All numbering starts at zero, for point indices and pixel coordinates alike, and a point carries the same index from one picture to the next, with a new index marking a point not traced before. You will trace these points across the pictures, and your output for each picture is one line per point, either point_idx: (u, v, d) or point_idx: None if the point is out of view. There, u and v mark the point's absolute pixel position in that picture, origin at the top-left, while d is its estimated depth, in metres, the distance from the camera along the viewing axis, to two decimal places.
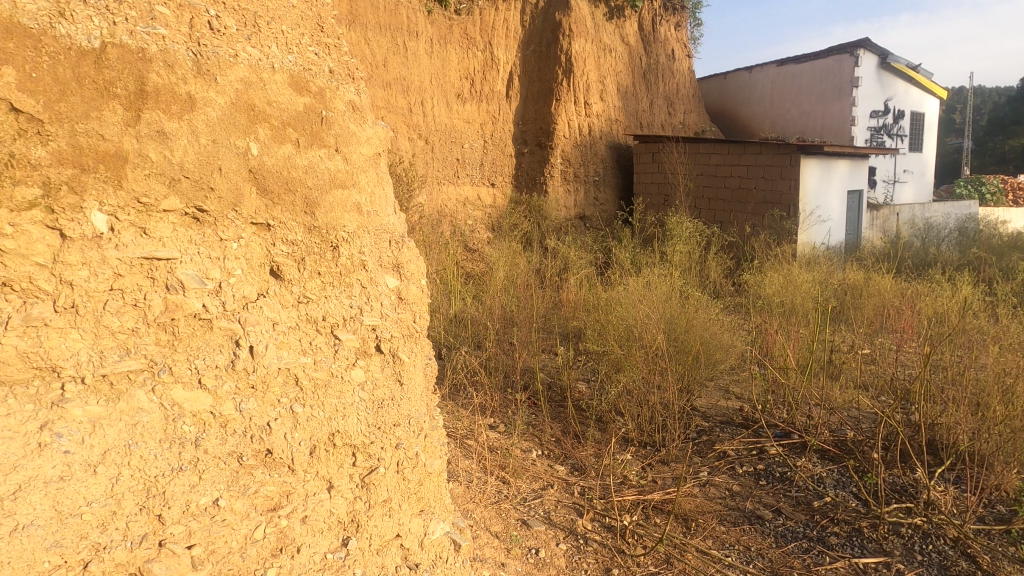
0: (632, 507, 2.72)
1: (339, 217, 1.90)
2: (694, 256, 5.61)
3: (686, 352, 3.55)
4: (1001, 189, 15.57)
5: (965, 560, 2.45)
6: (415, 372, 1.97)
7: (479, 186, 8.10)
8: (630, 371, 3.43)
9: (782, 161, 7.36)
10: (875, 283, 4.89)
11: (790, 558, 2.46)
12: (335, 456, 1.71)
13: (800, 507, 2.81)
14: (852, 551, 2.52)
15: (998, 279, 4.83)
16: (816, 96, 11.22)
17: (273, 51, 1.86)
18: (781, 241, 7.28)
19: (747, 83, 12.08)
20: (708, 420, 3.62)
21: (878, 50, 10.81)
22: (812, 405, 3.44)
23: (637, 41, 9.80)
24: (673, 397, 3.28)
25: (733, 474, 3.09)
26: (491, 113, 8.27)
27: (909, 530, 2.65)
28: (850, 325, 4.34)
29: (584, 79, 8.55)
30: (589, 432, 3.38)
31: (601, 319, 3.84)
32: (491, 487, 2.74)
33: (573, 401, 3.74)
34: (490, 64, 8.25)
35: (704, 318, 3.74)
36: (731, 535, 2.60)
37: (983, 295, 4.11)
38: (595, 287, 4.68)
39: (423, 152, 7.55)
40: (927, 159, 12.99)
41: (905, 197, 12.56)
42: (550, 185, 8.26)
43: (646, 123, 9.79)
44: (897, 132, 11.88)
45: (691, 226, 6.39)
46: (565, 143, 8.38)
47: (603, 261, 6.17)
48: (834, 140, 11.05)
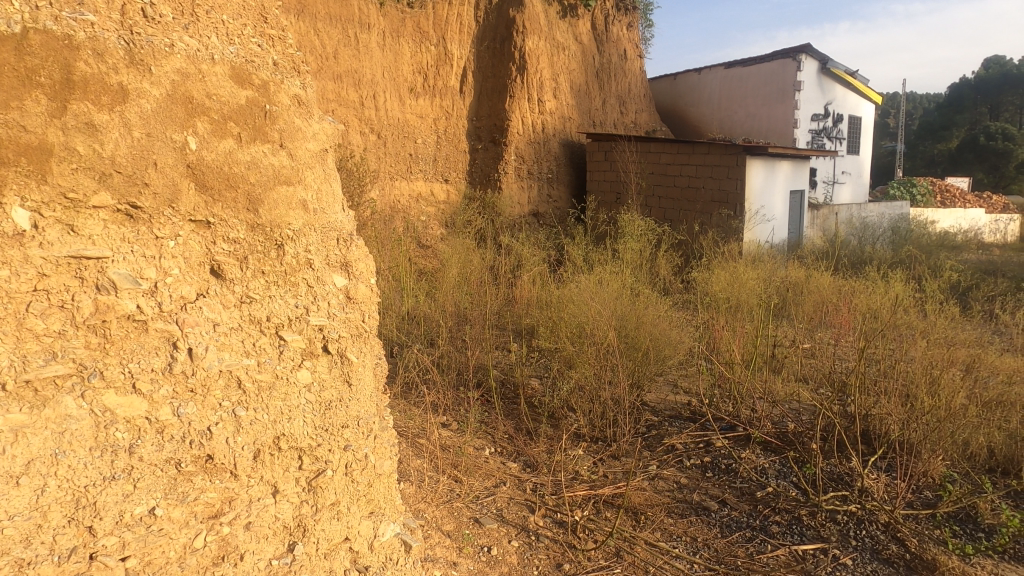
0: (583, 502, 2.76)
1: (284, 214, 1.85)
2: (645, 254, 5.72)
3: (636, 348, 3.61)
4: (930, 190, 16.47)
5: (895, 543, 2.59)
6: (365, 372, 1.94)
7: (432, 182, 8.03)
8: (581, 367, 3.46)
9: (729, 162, 7.58)
10: (815, 281, 5.08)
11: (735, 548, 2.54)
12: (281, 460, 1.67)
13: (744, 498, 2.91)
14: (792, 539, 2.62)
15: (927, 275, 5.11)
16: (761, 99, 11.58)
17: (213, 41, 1.79)
18: (728, 238, 7.49)
19: (696, 84, 12.38)
20: (657, 414, 3.70)
21: (820, 56, 11.23)
22: (756, 399, 3.56)
23: (589, 40, 9.91)
24: (624, 393, 3.34)
25: (681, 467, 3.18)
26: (444, 108, 8.19)
27: (844, 517, 2.77)
28: (792, 320, 4.51)
29: (538, 76, 8.58)
30: (541, 429, 3.41)
31: (554, 317, 3.87)
32: (443, 485, 2.73)
33: (525, 397, 3.77)
34: (443, 58, 8.18)
35: (653, 316, 3.82)
36: (679, 527, 2.67)
37: (914, 292, 4.32)
38: (547, 284, 4.71)
39: (375, 147, 7.44)
40: (863, 161, 13.60)
41: (844, 197, 13.11)
42: (504, 182, 8.26)
43: (599, 122, 9.90)
44: (836, 135, 12.38)
45: (642, 223, 6.51)
46: (519, 139, 8.39)
47: (556, 258, 6.22)
48: (778, 142, 11.44)
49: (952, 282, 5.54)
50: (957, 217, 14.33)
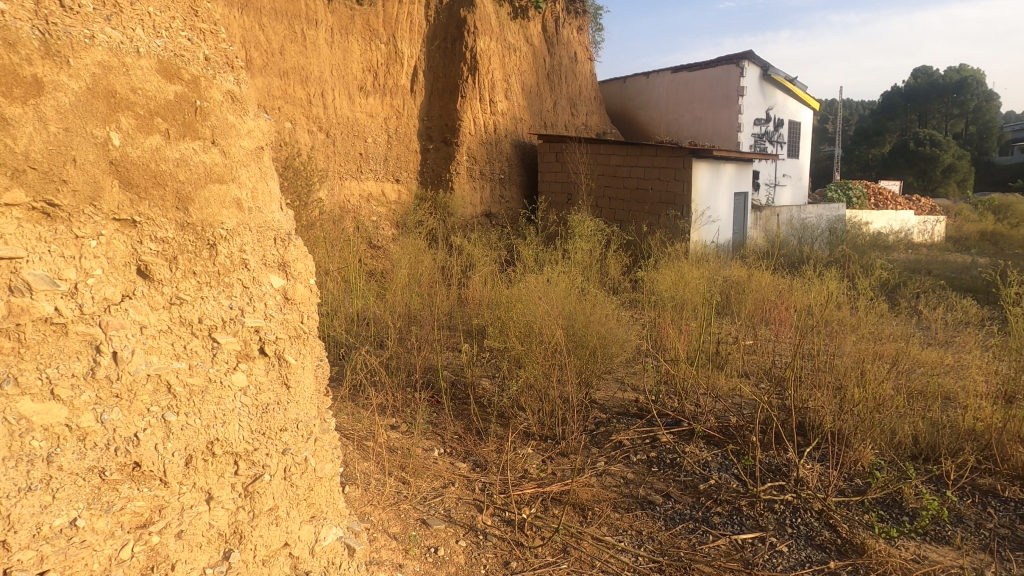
0: (531, 500, 2.79)
1: (216, 213, 1.80)
2: (595, 254, 5.79)
3: (584, 347, 3.65)
4: (865, 193, 17.28)
5: (827, 529, 2.70)
6: (304, 374, 1.91)
7: (383, 182, 7.92)
8: (530, 366, 3.48)
9: (675, 164, 7.77)
10: (756, 280, 5.26)
11: (678, 539, 2.60)
12: (215, 466, 1.62)
13: (687, 491, 2.99)
14: (732, 528, 2.71)
15: (860, 275, 5.36)
16: (707, 103, 11.91)
17: (137, 34, 1.75)
18: (674, 239, 7.68)
19: (644, 88, 12.63)
20: (605, 411, 3.77)
21: (761, 62, 11.63)
22: (700, 395, 3.66)
23: (540, 42, 9.99)
24: (571, 391, 3.38)
25: (628, 463, 3.24)
26: (395, 107, 8.11)
27: (781, 506, 2.87)
28: (735, 318, 4.66)
29: (489, 77, 8.59)
30: (490, 428, 3.42)
31: (503, 316, 3.88)
32: (390, 487, 2.70)
33: (475, 397, 3.78)
34: (394, 57, 8.09)
35: (601, 315, 3.88)
36: (625, 521, 2.72)
37: (847, 289, 4.53)
38: (497, 284, 4.72)
39: (323, 146, 7.29)
40: (802, 165, 14.16)
41: (785, 199, 13.63)
42: (456, 182, 8.23)
43: (550, 123, 9.99)
44: (777, 139, 12.84)
45: (592, 224, 6.59)
46: (470, 140, 8.37)
47: (508, 258, 6.24)
48: (722, 145, 11.79)
49: (882, 280, 5.82)
50: (889, 219, 15.10)
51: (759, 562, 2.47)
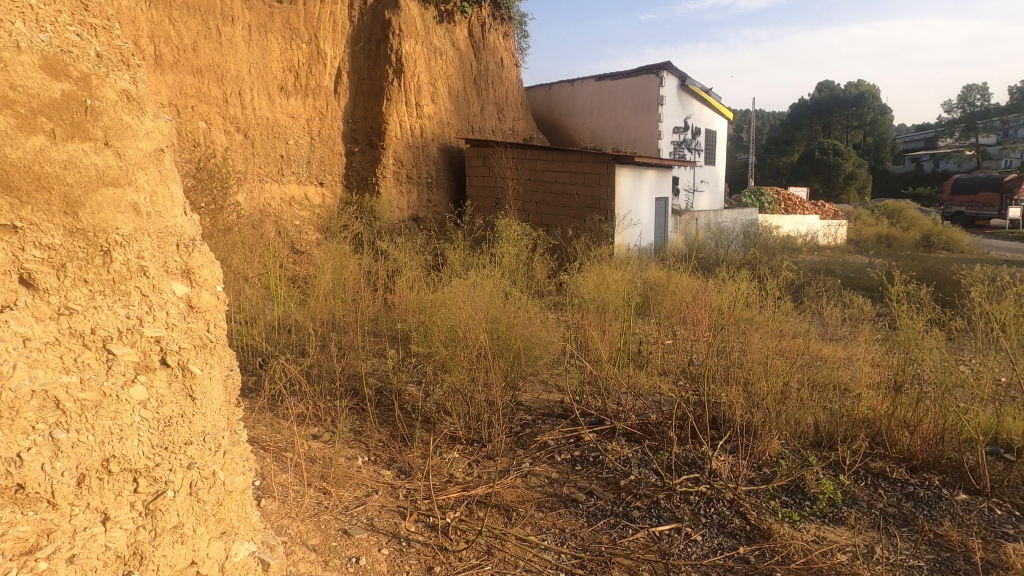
0: (456, 504, 2.80)
1: (111, 218, 1.73)
2: (522, 257, 5.86)
3: (508, 350, 3.67)
4: (775, 199, 18.34)
5: (738, 517, 2.85)
6: (211, 385, 1.85)
7: (306, 185, 7.68)
8: (455, 370, 3.48)
9: (600, 170, 8.09)
10: (674, 281, 5.48)
11: (599, 534, 2.67)
12: (112, 484, 1.53)
13: (609, 487, 3.08)
14: (651, 521, 2.81)
15: (769, 275, 5.70)
16: (629, 111, 12.31)
17: (18, 26, 1.69)
18: (599, 242, 7.89)
19: (570, 95, 12.90)
20: (531, 412, 3.83)
21: (678, 73, 12.14)
22: (622, 393, 3.78)
23: (467, 47, 10.02)
24: (496, 395, 3.41)
25: (553, 463, 3.30)
26: (318, 109, 7.91)
27: (696, 497, 3.01)
28: (655, 318, 4.84)
29: (414, 80, 8.54)
30: (416, 434, 3.41)
31: (426, 321, 3.82)
32: (310, 499, 2.63)
33: (401, 403, 3.75)
34: (316, 57, 7.89)
35: (525, 317, 3.92)
36: (549, 520, 2.77)
37: (757, 289, 4.80)
38: (422, 287, 4.69)
39: (241, 147, 6.99)
40: (718, 171, 14.88)
41: (703, 204, 14.27)
42: (382, 186, 8.11)
43: (477, 128, 10.03)
44: (695, 147, 13.43)
45: (519, 228, 6.67)
46: (396, 143, 8.28)
47: (436, 262, 6.22)
48: (644, 151, 12.20)
49: (788, 280, 6.21)
50: (796, 222, 16.12)
51: (674, 551, 2.57)
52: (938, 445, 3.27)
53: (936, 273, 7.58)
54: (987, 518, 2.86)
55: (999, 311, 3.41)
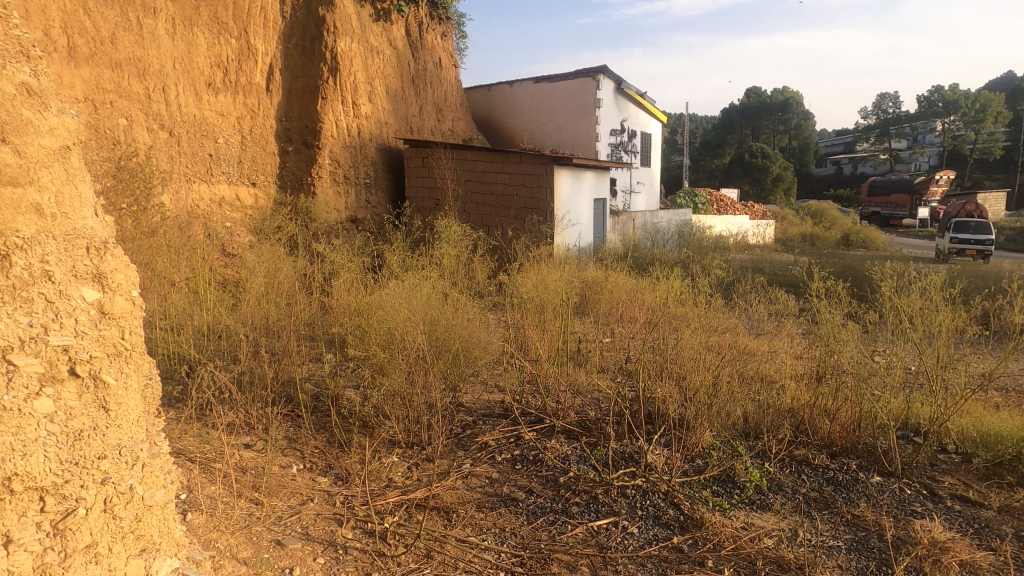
0: (394, 509, 2.76)
1: (11, 220, 1.69)
2: (462, 257, 5.86)
3: (447, 351, 3.64)
4: (708, 200, 19.02)
5: (672, 508, 2.95)
6: (126, 396, 1.79)
7: (237, 186, 7.38)
8: (392, 374, 3.42)
9: (539, 171, 8.20)
10: (612, 280, 5.61)
11: (539, 532, 2.70)
12: (15, 504, 1.41)
13: (548, 485, 3.11)
14: (589, 516, 2.86)
15: (700, 273, 5.92)
16: (567, 113, 12.49)
17: None
18: (539, 242, 7.97)
19: (508, 96, 12.98)
20: (471, 413, 3.84)
21: (614, 77, 12.42)
22: (560, 391, 3.84)
23: (404, 46, 9.93)
24: (436, 397, 3.38)
25: (493, 463, 3.31)
26: (248, 106, 7.64)
27: (632, 490, 3.08)
28: (593, 316, 4.94)
29: (351, 79, 8.39)
30: (353, 439, 3.35)
31: (362, 324, 3.74)
32: (241, 510, 2.54)
33: (338, 408, 3.68)
34: (246, 53, 7.62)
35: (464, 319, 3.91)
36: (488, 520, 2.78)
37: (690, 287, 4.96)
38: (360, 287, 4.61)
39: (166, 145, 6.64)
40: (653, 173, 15.32)
41: (639, 205, 14.64)
42: (318, 186, 7.91)
43: (416, 128, 9.96)
44: (631, 149, 13.76)
45: (460, 228, 6.65)
46: (333, 143, 8.11)
47: (375, 264, 6.12)
48: (582, 153, 12.42)
49: (719, 278, 6.46)
50: (728, 223, 16.77)
51: (612, 544, 2.63)
52: (855, 431, 3.48)
53: (854, 270, 8.07)
54: (898, 498, 3.06)
55: (907, 304, 3.66)
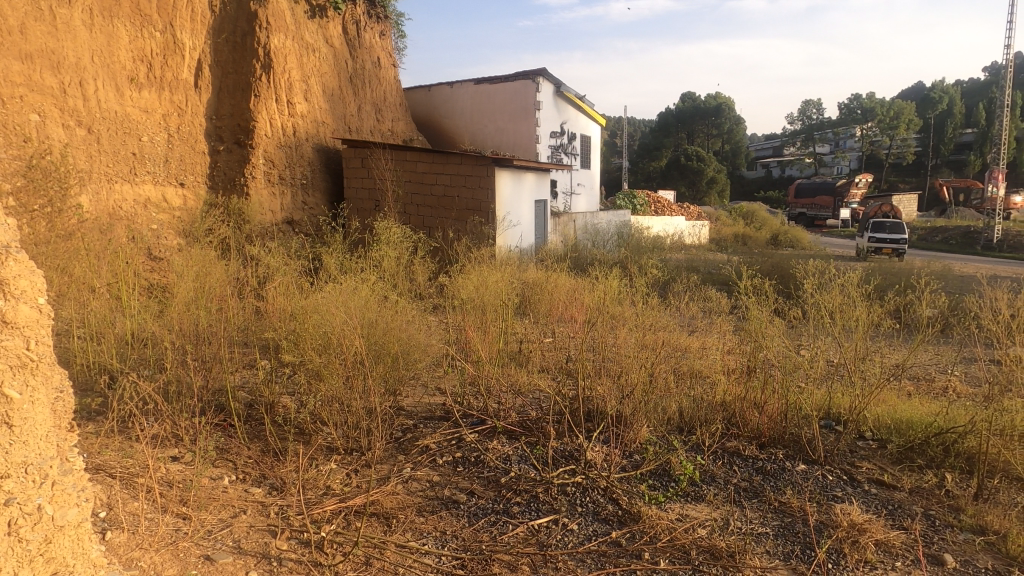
0: (332, 517, 2.70)
1: None
2: (402, 258, 5.78)
3: (385, 354, 3.58)
4: (646, 202, 19.52)
5: (611, 503, 3.01)
6: (33, 411, 1.68)
7: (163, 186, 7.01)
8: (329, 379, 3.34)
9: (480, 172, 8.21)
10: (553, 280, 5.67)
11: (480, 533, 2.70)
12: None
13: (489, 485, 3.12)
14: (530, 515, 2.88)
15: (638, 272, 6.06)
16: (507, 115, 12.55)
17: None
18: (481, 243, 7.96)
19: (449, 97, 12.94)
20: (412, 417, 3.81)
21: (553, 79, 12.56)
22: (502, 392, 3.85)
23: (341, 44, 9.74)
24: (375, 403, 3.32)
25: (434, 466, 3.29)
26: (176, 103, 7.30)
27: (572, 487, 3.13)
28: (534, 317, 4.98)
29: (285, 77, 8.16)
30: (289, 447, 3.26)
31: (296, 329, 3.63)
32: (166, 526, 2.43)
33: (273, 416, 3.57)
34: (172, 47, 7.28)
35: (404, 321, 3.87)
36: (429, 523, 2.75)
37: (627, 287, 5.07)
38: (296, 289, 4.48)
39: (84, 143, 6.24)
40: (592, 175, 15.58)
41: (580, 206, 14.87)
42: (252, 187, 7.63)
43: (355, 128, 9.78)
44: (571, 151, 13.95)
45: (400, 230, 6.55)
46: (267, 142, 7.85)
47: (313, 266, 5.96)
48: (522, 155, 12.51)
49: (656, 277, 6.63)
50: (665, 223, 17.23)
51: (552, 542, 2.66)
52: (781, 422, 3.65)
53: (781, 268, 8.46)
54: (821, 484, 3.23)
55: (828, 301, 3.87)
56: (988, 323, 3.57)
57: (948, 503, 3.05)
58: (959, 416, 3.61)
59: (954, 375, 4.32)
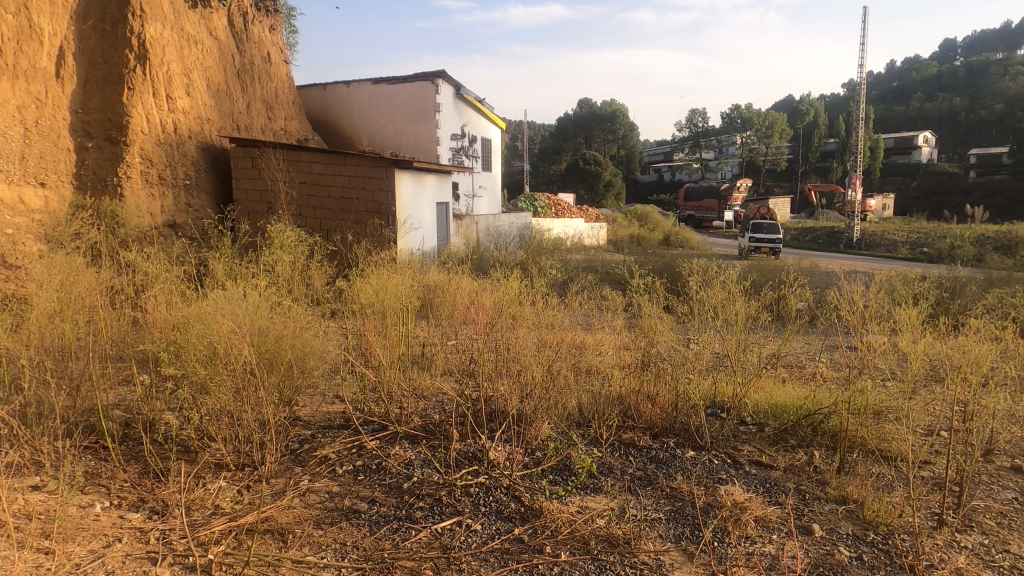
0: (221, 538, 2.55)
1: None
2: (298, 262, 5.53)
3: (279, 362, 3.40)
4: (548, 205, 19.96)
5: (514, 501, 3.04)
6: None
7: (20, 186, 6.12)
8: (216, 393, 3.13)
9: (379, 173, 8.06)
10: (455, 283, 5.65)
11: (382, 541, 2.64)
12: None
13: (392, 492, 3.06)
14: (433, 519, 2.86)
15: (539, 274, 6.18)
16: (406, 116, 12.40)
17: None
18: (381, 246, 7.80)
19: (345, 97, 12.59)
20: (309, 427, 3.69)
21: (453, 82, 12.55)
22: (404, 398, 3.81)
23: (227, 37, 9.22)
24: (268, 415, 3.15)
25: (333, 476, 3.19)
26: (33, 94, 6.50)
27: (476, 488, 3.14)
28: (437, 319, 4.94)
29: (163, 69, 7.60)
30: (172, 466, 3.05)
31: (177, 340, 3.36)
32: (25, 565, 2.17)
33: (155, 435, 3.31)
34: (27, 31, 6.47)
35: (300, 327, 3.72)
36: (328, 536, 2.66)
37: (528, 287, 5.16)
38: (180, 296, 4.17)
39: None
40: (493, 178, 15.73)
41: (482, 209, 14.95)
42: (127, 188, 7.02)
43: (244, 126, 9.27)
44: (472, 153, 14.00)
45: (294, 232, 6.27)
46: (144, 139, 7.26)
47: (198, 272, 5.57)
48: (423, 157, 12.40)
49: (555, 278, 6.78)
50: (565, 226, 17.70)
51: (455, 544, 2.65)
52: (673, 413, 3.86)
53: (671, 267, 8.94)
54: (708, 467, 3.45)
55: (711, 297, 4.13)
56: (845, 314, 3.97)
57: (816, 477, 3.36)
58: (824, 398, 3.99)
59: (820, 361, 4.76)
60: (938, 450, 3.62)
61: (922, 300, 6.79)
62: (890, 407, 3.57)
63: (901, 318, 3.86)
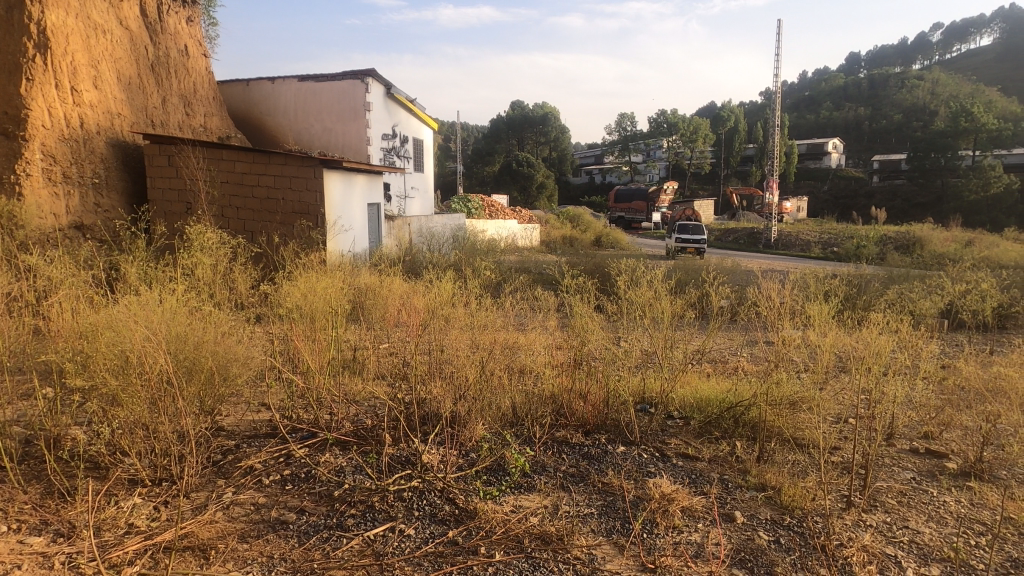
0: (135, 558, 2.41)
1: None
2: (220, 264, 5.28)
3: (199, 371, 3.23)
4: (482, 206, 19.98)
5: (448, 503, 3.02)
6: None
7: None
8: (129, 405, 2.93)
9: (306, 173, 7.83)
10: (386, 285, 5.57)
11: (311, 552, 2.57)
12: None
13: (322, 501, 2.98)
14: (365, 526, 2.80)
15: (472, 275, 6.18)
16: (335, 115, 12.08)
17: None
18: (309, 248, 7.58)
19: (270, 94, 12.21)
20: (233, 437, 3.54)
21: (383, 81, 12.34)
22: (334, 403, 3.71)
23: (140, 27, 8.70)
24: (188, 427, 2.99)
25: (259, 487, 3.07)
26: None
27: (409, 492, 3.10)
28: (368, 321, 4.85)
29: (67, 60, 7.08)
30: (81, 485, 2.85)
31: (84, 350, 3.12)
32: None
33: (60, 452, 3.08)
34: None
35: (222, 334, 3.54)
36: (253, 550, 2.56)
37: (462, 288, 5.14)
38: (88, 302, 3.89)
39: None
40: (425, 179, 15.58)
41: (414, 210, 14.78)
42: (26, 186, 6.49)
43: (160, 122, 8.78)
44: (403, 154, 13.81)
45: (215, 234, 5.99)
46: (46, 134, 6.74)
47: (110, 276, 5.22)
48: (353, 157, 12.12)
49: (488, 279, 6.80)
50: (499, 227, 17.77)
51: (388, 550, 2.61)
52: (604, 410, 3.96)
53: (601, 267, 9.15)
54: (638, 461, 3.55)
55: (640, 296, 4.24)
56: (763, 311, 4.18)
57: (738, 466, 3.52)
58: (745, 391, 4.18)
59: (741, 356, 5.00)
60: (846, 436, 3.87)
61: (831, 297, 7.26)
62: (804, 398, 3.78)
63: (813, 313, 4.10)
